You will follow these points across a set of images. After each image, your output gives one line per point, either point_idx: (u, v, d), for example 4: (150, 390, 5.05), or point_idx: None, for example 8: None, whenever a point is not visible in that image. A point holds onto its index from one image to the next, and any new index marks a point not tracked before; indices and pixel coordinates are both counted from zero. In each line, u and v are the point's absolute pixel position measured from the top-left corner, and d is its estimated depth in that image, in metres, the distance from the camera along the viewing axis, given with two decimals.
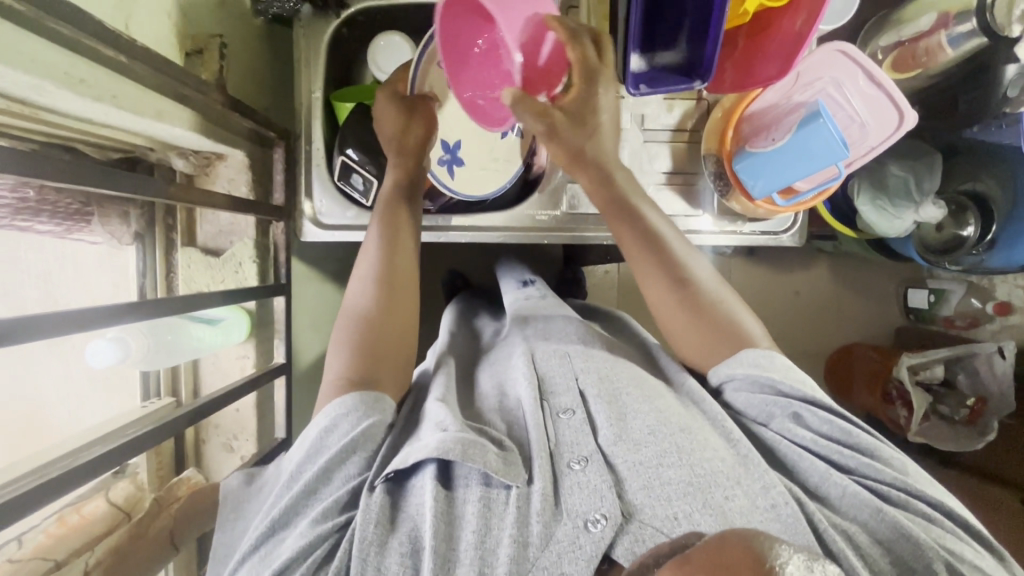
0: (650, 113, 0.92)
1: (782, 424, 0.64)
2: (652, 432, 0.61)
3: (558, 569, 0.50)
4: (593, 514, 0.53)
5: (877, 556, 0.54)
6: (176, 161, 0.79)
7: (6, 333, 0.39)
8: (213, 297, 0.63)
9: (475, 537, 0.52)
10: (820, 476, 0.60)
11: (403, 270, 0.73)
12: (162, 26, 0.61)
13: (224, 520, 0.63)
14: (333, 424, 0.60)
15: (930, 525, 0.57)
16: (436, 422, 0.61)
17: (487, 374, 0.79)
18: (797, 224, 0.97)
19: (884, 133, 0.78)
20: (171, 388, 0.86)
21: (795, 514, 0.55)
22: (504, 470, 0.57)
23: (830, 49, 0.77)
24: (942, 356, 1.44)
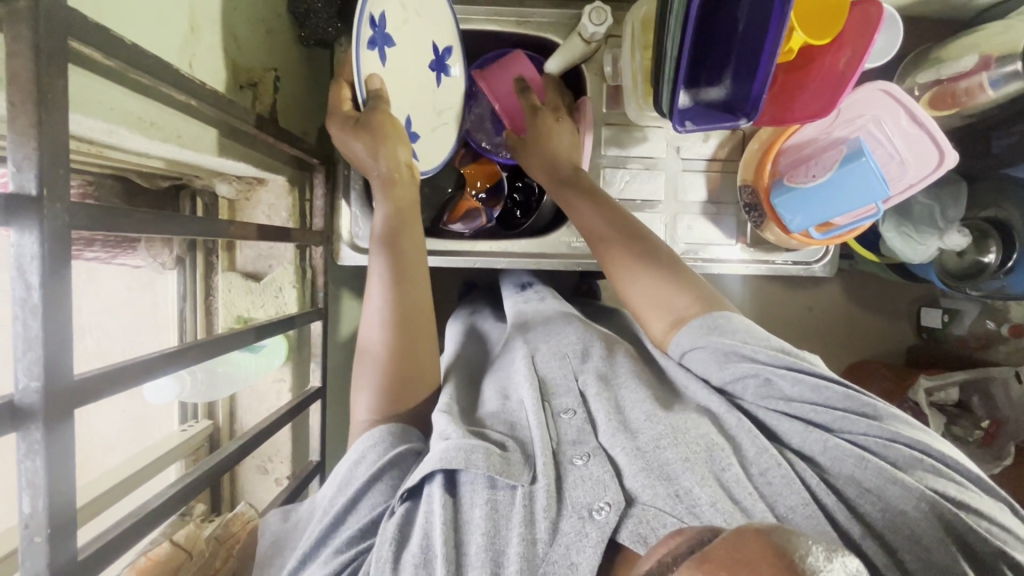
0: (686, 143, 0.92)
1: (758, 393, 0.61)
2: (649, 419, 0.61)
3: (568, 561, 0.50)
4: (596, 502, 0.53)
5: (870, 509, 0.54)
6: (220, 186, 0.80)
7: (98, 386, 0.38)
8: (245, 335, 0.60)
9: (484, 539, 0.52)
10: (802, 435, 0.58)
11: (414, 303, 0.70)
12: (220, 61, 0.62)
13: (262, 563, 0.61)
14: (360, 455, 0.60)
15: (915, 468, 0.55)
16: (438, 433, 0.61)
17: (490, 380, 0.77)
18: (829, 255, 0.98)
19: (924, 170, 0.79)
20: (208, 411, 0.86)
21: (786, 476, 0.55)
22: (506, 470, 0.56)
23: (872, 88, 0.79)
24: (959, 378, 1.46)
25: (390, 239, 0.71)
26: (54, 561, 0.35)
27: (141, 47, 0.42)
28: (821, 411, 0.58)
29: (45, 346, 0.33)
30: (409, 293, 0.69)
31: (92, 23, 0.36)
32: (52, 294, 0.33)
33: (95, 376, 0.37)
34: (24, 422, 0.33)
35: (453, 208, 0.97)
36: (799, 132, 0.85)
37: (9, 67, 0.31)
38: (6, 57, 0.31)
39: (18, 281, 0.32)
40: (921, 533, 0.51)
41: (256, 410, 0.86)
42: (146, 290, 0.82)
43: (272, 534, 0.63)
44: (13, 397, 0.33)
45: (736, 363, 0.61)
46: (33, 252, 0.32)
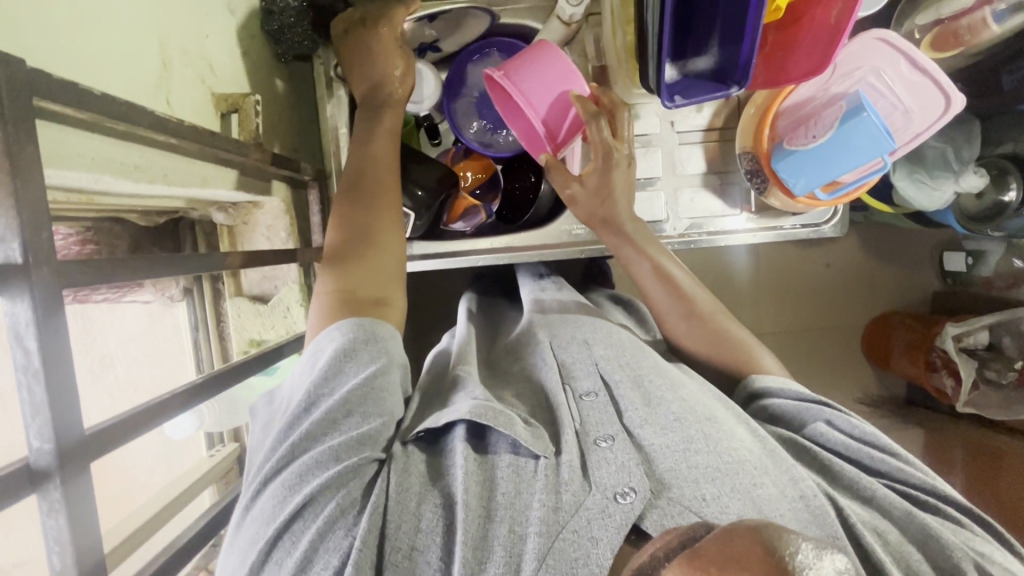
0: (679, 117, 0.90)
1: (814, 427, 0.66)
2: (677, 419, 0.61)
3: (587, 533, 0.49)
4: (621, 487, 0.53)
5: (906, 552, 0.54)
6: (216, 214, 0.80)
7: (122, 431, 0.40)
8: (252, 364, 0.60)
9: (506, 497, 0.53)
10: (852, 475, 0.61)
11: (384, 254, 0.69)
12: (196, 92, 0.62)
13: (254, 433, 0.62)
14: (351, 349, 0.59)
15: (958, 528, 0.58)
16: (466, 393, 0.64)
17: (509, 355, 0.79)
18: (838, 215, 0.94)
19: (931, 117, 0.75)
20: (233, 435, 0.88)
21: (823, 506, 0.55)
22: (533, 440, 0.57)
23: (870, 38, 0.75)
24: (987, 322, 1.44)
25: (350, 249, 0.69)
26: None
27: (109, 96, 0.42)
28: (876, 458, 0.62)
29: (51, 410, 0.34)
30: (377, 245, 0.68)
31: (59, 80, 0.37)
32: (51, 357, 0.34)
33: (105, 427, 0.38)
34: (42, 483, 0.34)
35: (452, 208, 0.93)
36: (794, 92, 0.82)
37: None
38: None
39: (18, 348, 0.34)
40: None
41: None
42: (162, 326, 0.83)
43: (261, 427, 0.62)
44: (29, 459, 0.34)
45: (802, 401, 0.69)
46: (27, 319, 0.34)
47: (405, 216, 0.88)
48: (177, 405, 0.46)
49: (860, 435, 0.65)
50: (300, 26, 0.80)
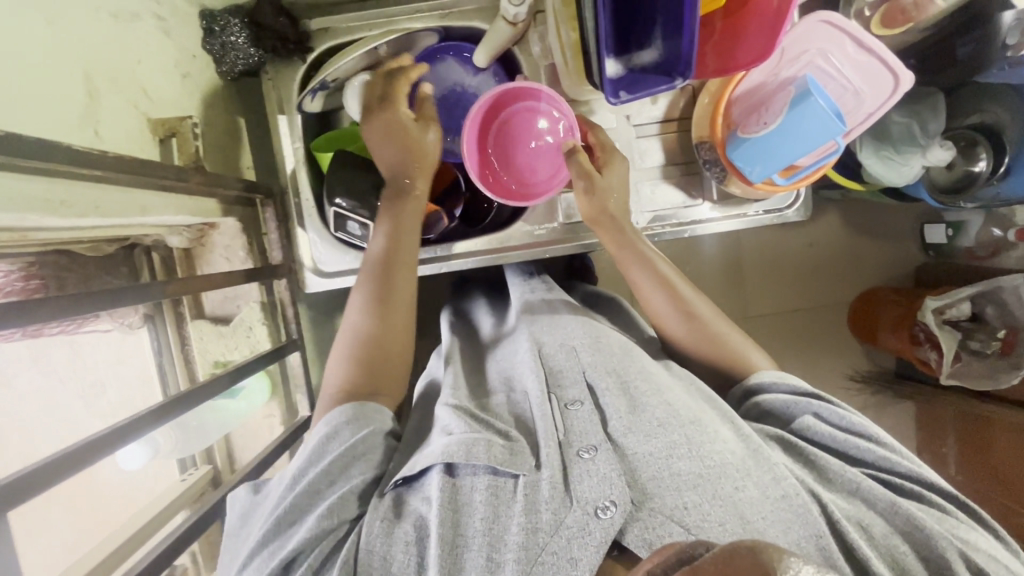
0: (634, 110, 0.89)
1: (803, 421, 0.67)
2: (661, 424, 0.62)
3: (567, 554, 0.52)
4: (602, 501, 0.55)
5: (890, 545, 0.56)
6: (171, 239, 0.79)
7: (81, 457, 0.45)
8: (224, 377, 0.66)
9: (483, 523, 0.54)
10: (840, 468, 0.62)
11: (401, 295, 0.74)
12: (129, 119, 0.61)
13: (234, 531, 0.63)
14: (335, 430, 0.63)
15: (944, 516, 0.59)
16: (442, 428, 0.64)
17: (494, 367, 0.79)
18: (800, 199, 0.93)
19: (881, 96, 0.75)
20: (206, 457, 0.88)
21: (805, 506, 0.56)
22: (509, 460, 0.59)
23: (813, 21, 0.74)
24: (969, 293, 1.42)
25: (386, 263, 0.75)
26: None
27: (18, 135, 0.41)
28: (865, 449, 0.63)
29: None
30: (393, 286, 0.73)
31: None
32: None
33: None
34: None
35: None
36: (746, 79, 0.81)
37: None
38: None
39: None
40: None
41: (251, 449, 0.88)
42: (124, 354, 0.82)
43: (243, 510, 0.64)
44: None
45: (794, 394, 0.69)
46: None
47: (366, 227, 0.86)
48: (128, 433, 0.50)
49: (847, 426, 0.66)
50: (242, 42, 0.81)
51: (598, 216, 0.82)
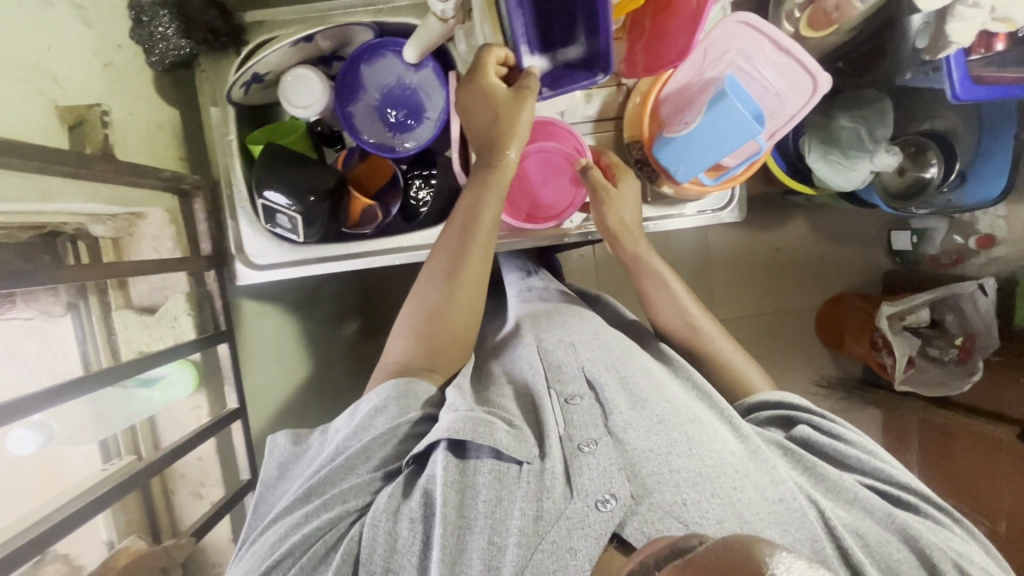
0: (567, 108, 0.90)
1: (801, 429, 0.69)
2: (661, 421, 0.63)
3: (567, 544, 0.53)
4: (603, 494, 0.56)
5: (885, 550, 0.58)
6: (95, 227, 0.79)
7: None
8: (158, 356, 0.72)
9: (486, 506, 0.56)
10: (837, 477, 0.64)
11: (455, 307, 0.74)
12: (33, 105, 0.61)
13: (269, 481, 0.67)
14: (383, 405, 0.65)
15: (941, 529, 0.61)
16: (448, 406, 0.65)
17: (499, 367, 0.78)
18: (735, 200, 0.94)
19: (801, 98, 0.76)
20: (131, 447, 0.88)
21: (802, 507, 0.58)
22: (516, 446, 0.60)
23: (733, 22, 0.74)
24: (925, 300, 1.42)
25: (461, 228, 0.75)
26: None
27: None
28: (863, 460, 0.65)
29: None
30: (459, 293, 0.74)
31: None
32: None
33: None
34: None
35: (349, 212, 0.92)
36: (672, 78, 0.81)
37: None
38: None
39: None
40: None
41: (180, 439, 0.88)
42: None
43: (279, 460, 0.68)
44: None
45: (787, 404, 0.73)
46: None
47: (295, 221, 0.86)
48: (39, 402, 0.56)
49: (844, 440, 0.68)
50: (171, 33, 0.82)
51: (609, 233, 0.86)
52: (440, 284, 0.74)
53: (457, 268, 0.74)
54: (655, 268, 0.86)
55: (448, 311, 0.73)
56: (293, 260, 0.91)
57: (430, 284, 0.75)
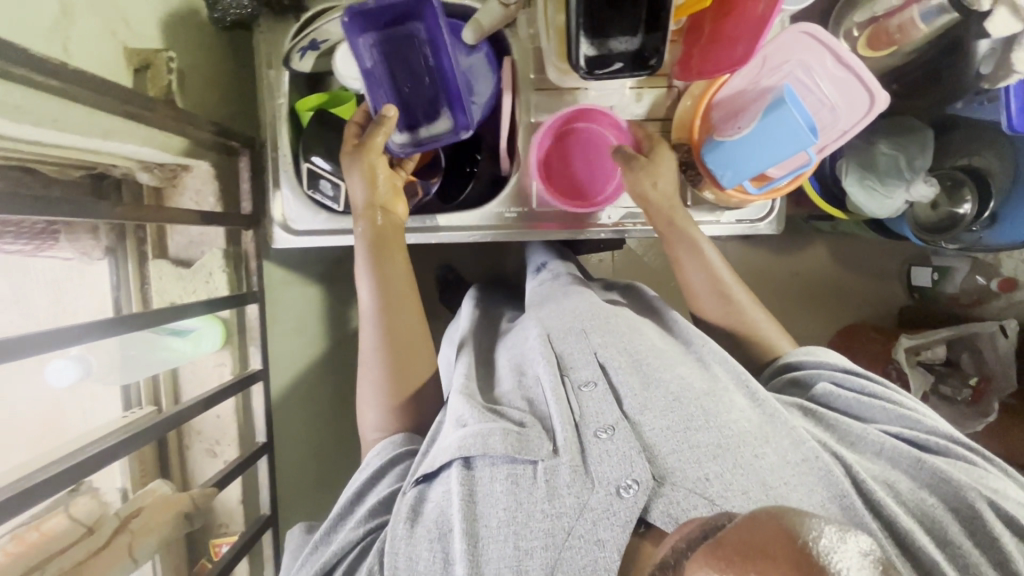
0: (618, 104, 0.90)
1: (826, 390, 0.72)
2: (676, 399, 0.66)
3: (595, 535, 0.55)
4: (625, 480, 0.58)
5: (916, 498, 0.61)
6: (141, 174, 0.80)
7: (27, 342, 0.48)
8: (193, 308, 0.70)
9: (506, 514, 0.57)
10: (860, 435, 0.68)
11: (400, 293, 0.77)
12: (105, 44, 0.62)
13: (292, 549, 0.72)
14: (365, 460, 0.69)
15: (968, 466, 0.64)
16: (455, 418, 0.65)
17: (503, 359, 0.79)
18: (775, 212, 0.94)
19: (856, 115, 0.75)
20: (151, 398, 0.88)
21: (828, 467, 0.61)
22: (523, 448, 0.61)
23: (796, 32, 0.75)
24: (943, 335, 1.43)
25: (377, 237, 0.79)
26: None
27: None
28: (886, 410, 0.69)
29: None
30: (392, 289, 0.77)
31: None
32: None
33: None
34: None
35: None
36: (728, 84, 0.82)
37: None
38: None
39: None
40: (976, 524, 0.57)
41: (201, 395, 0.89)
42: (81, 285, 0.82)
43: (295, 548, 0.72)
44: None
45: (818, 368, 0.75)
46: None
47: (338, 187, 0.86)
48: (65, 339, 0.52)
49: (865, 393, 0.71)
50: None
51: (643, 202, 0.84)
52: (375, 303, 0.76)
53: (397, 290, 0.77)
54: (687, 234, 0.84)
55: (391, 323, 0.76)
56: (330, 230, 0.90)
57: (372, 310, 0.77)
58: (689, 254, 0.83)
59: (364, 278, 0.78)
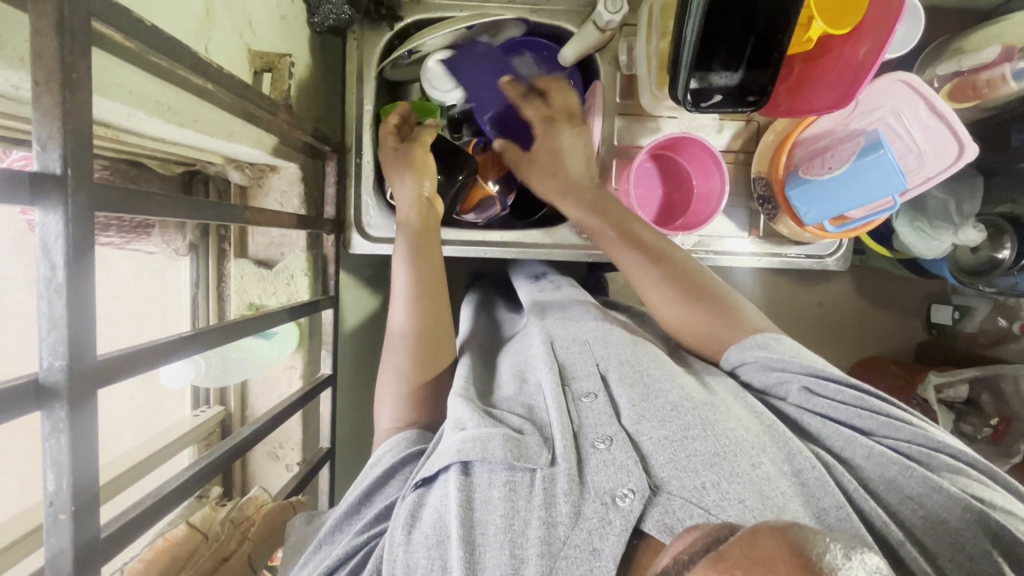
0: (701, 134, 0.92)
1: (795, 400, 0.62)
2: (674, 409, 0.58)
3: (590, 546, 0.47)
4: (620, 489, 0.50)
5: (908, 512, 0.53)
6: (232, 173, 0.80)
7: (157, 355, 0.41)
8: (281, 314, 0.63)
9: (503, 521, 0.49)
10: (844, 440, 0.58)
11: (437, 324, 0.73)
12: (234, 47, 0.62)
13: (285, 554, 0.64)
14: (378, 456, 0.62)
15: (957, 476, 0.55)
16: (453, 420, 0.59)
17: (508, 362, 0.73)
18: (843, 249, 0.97)
19: (942, 162, 0.78)
20: (220, 397, 0.89)
21: (821, 478, 0.53)
22: (523, 453, 0.53)
23: (894, 80, 0.78)
24: (970, 374, 1.28)
25: (416, 243, 0.77)
26: (77, 540, 0.36)
27: (162, 31, 0.41)
28: (864, 417, 0.58)
29: (68, 326, 0.33)
30: (428, 310, 0.73)
31: (126, 13, 0.37)
32: (75, 256, 0.33)
33: (114, 358, 0.37)
34: (49, 401, 0.33)
35: (466, 198, 0.92)
36: (815, 123, 0.84)
37: (34, 46, 0.31)
38: (31, 35, 0.31)
39: (43, 262, 0.33)
40: (964, 542, 0.50)
41: (266, 395, 0.88)
42: (158, 274, 0.84)
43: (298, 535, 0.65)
44: (37, 375, 0.33)
45: (780, 374, 0.63)
46: (57, 233, 0.32)
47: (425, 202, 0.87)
48: (184, 350, 0.45)
49: (841, 400, 0.60)
50: None
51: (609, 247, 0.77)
52: (412, 322, 0.72)
53: (432, 321, 0.73)
54: (662, 258, 0.74)
55: (432, 343, 0.72)
56: None
57: (405, 322, 0.72)
58: (668, 298, 0.72)
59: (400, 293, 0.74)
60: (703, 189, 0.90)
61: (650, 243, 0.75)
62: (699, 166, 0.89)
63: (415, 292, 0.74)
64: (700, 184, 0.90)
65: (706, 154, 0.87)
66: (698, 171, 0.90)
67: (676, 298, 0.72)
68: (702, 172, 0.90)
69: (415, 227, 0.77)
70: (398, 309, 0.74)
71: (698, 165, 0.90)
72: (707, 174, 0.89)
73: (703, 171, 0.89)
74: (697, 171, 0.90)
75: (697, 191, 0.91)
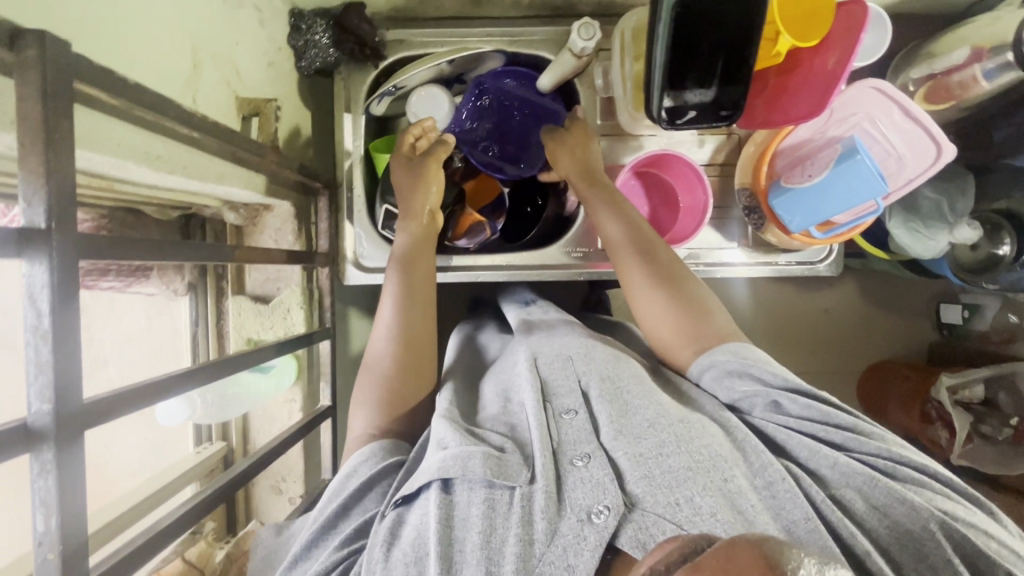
0: (683, 149, 0.94)
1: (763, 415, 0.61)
2: (652, 425, 0.58)
3: (564, 564, 0.47)
4: (596, 505, 0.50)
5: (874, 522, 0.52)
6: (227, 214, 0.83)
7: (144, 395, 0.42)
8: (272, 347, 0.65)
9: (480, 538, 0.49)
10: (809, 450, 0.57)
11: (420, 342, 0.73)
12: (222, 94, 0.65)
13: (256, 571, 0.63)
14: (352, 468, 0.62)
15: (923, 490, 0.54)
16: (436, 441, 0.59)
17: (489, 385, 0.73)
18: (833, 255, 0.97)
19: (922, 163, 0.78)
20: (222, 433, 0.90)
21: (792, 491, 0.53)
22: (503, 472, 0.54)
23: (865, 86, 0.79)
24: (983, 373, 1.26)
25: (408, 264, 0.77)
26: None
27: (144, 86, 0.44)
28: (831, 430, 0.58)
29: (53, 370, 0.35)
30: (412, 327, 0.73)
31: (108, 73, 0.39)
32: (60, 303, 0.35)
33: (100, 399, 0.38)
34: (37, 443, 0.35)
35: (458, 223, 0.93)
36: (793, 133, 0.84)
37: (19, 110, 0.33)
38: (16, 100, 0.33)
39: (30, 309, 0.35)
40: (926, 551, 0.50)
41: (268, 429, 0.90)
42: (160, 314, 0.87)
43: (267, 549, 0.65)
44: (26, 420, 0.35)
45: (750, 382, 0.62)
46: (43, 282, 0.34)
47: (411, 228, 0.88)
48: (174, 388, 0.46)
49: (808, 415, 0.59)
50: (324, 41, 0.84)
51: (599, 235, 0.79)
52: (394, 342, 0.72)
53: (415, 341, 0.73)
54: (649, 252, 0.74)
55: (413, 361, 0.72)
56: None
57: (387, 342, 0.72)
58: (647, 291, 0.72)
59: (387, 312, 0.74)
60: (690, 204, 0.91)
61: (643, 235, 0.76)
62: (685, 182, 0.91)
63: (404, 312, 0.74)
64: (686, 199, 0.91)
65: (690, 170, 0.89)
66: (684, 187, 0.91)
67: (655, 289, 0.72)
68: (688, 188, 0.91)
69: (414, 248, 0.79)
70: (382, 328, 0.73)
71: (684, 181, 0.91)
72: (693, 189, 0.90)
73: (689, 186, 0.91)
74: (683, 187, 0.92)
75: (683, 206, 0.92)
